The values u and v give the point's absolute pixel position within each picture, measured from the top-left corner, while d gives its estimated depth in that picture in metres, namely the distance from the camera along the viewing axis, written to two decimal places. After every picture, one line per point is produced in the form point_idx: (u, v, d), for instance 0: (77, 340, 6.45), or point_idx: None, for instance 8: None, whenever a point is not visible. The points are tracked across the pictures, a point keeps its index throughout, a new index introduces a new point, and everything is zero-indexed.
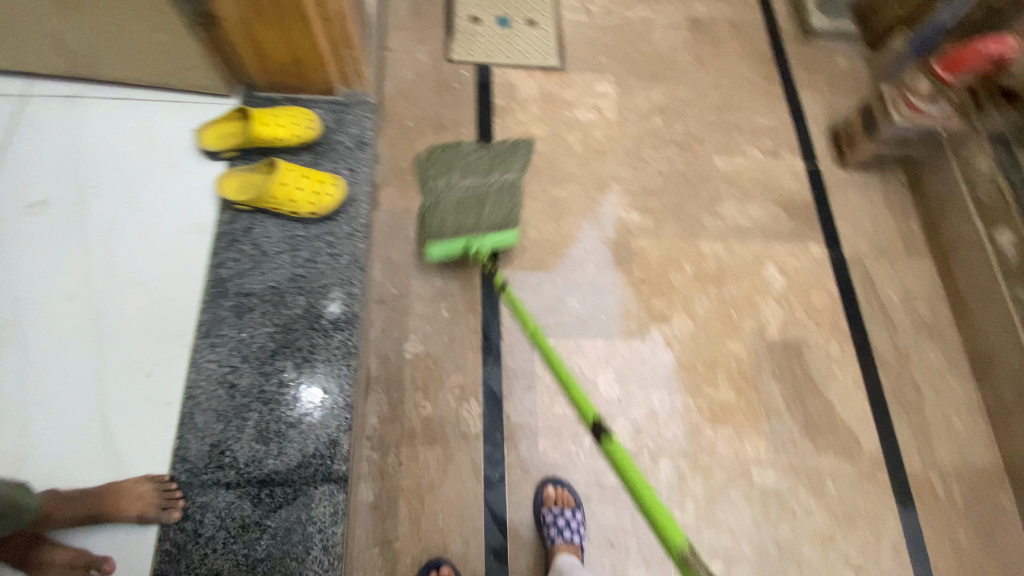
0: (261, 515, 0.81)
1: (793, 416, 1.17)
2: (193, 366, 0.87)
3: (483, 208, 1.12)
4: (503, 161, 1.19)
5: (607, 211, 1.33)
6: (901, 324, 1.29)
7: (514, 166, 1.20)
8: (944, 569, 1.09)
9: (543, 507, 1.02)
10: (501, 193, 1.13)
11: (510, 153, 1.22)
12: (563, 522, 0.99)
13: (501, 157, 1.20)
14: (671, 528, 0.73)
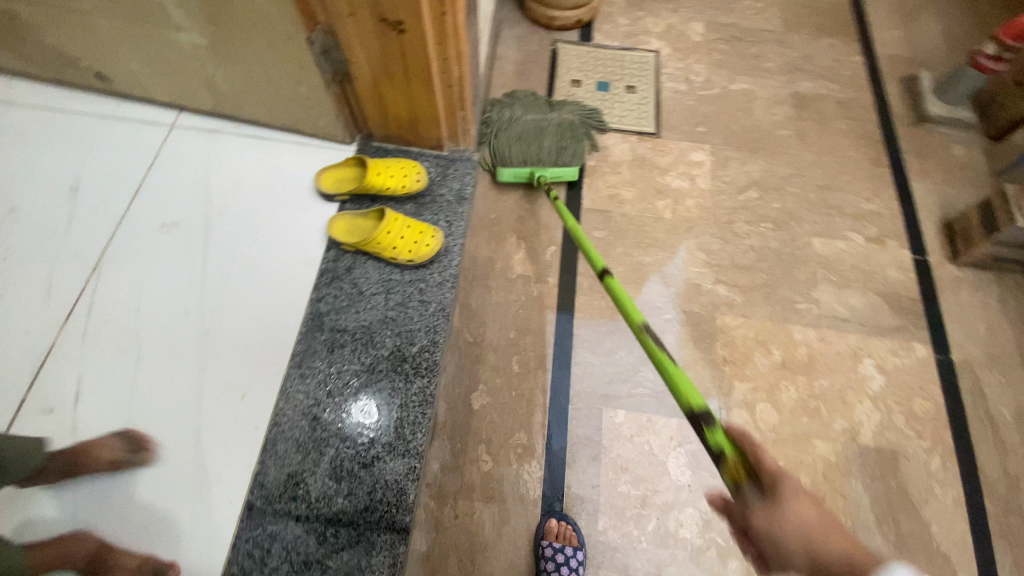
0: (323, 554, 0.82)
1: (880, 534, 1.06)
2: (282, 393, 0.92)
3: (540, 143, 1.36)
4: (557, 109, 1.44)
5: (667, 269, 1.31)
6: (1018, 448, 1.15)
7: (568, 111, 1.44)
8: None
9: (543, 540, 1.00)
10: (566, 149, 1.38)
11: (567, 104, 1.46)
12: (562, 559, 0.97)
13: (558, 106, 1.45)
14: (689, 391, 0.60)
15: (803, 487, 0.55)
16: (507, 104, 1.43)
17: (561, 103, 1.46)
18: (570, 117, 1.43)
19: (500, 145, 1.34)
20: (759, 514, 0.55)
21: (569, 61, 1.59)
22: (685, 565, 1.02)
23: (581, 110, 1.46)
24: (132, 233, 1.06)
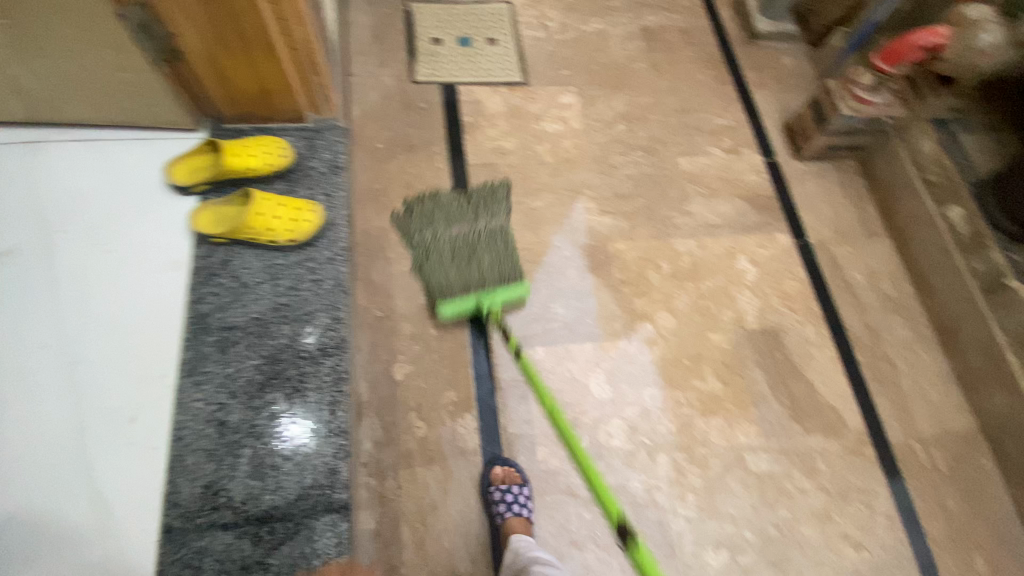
0: (262, 555, 0.78)
1: (778, 401, 1.21)
2: (178, 407, 0.84)
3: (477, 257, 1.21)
4: (485, 208, 1.30)
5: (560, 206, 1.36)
6: (869, 303, 1.35)
7: (497, 212, 1.31)
8: (935, 534, 1.14)
9: (490, 487, 1.03)
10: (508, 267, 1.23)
11: (492, 196, 1.33)
12: (511, 498, 1.00)
13: (483, 202, 1.31)
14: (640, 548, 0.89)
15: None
16: (430, 214, 1.27)
17: (485, 191, 1.33)
18: (501, 219, 1.30)
19: (437, 284, 1.17)
20: None
21: (424, 20, 1.55)
22: (622, 471, 1.11)
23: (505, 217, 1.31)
24: None
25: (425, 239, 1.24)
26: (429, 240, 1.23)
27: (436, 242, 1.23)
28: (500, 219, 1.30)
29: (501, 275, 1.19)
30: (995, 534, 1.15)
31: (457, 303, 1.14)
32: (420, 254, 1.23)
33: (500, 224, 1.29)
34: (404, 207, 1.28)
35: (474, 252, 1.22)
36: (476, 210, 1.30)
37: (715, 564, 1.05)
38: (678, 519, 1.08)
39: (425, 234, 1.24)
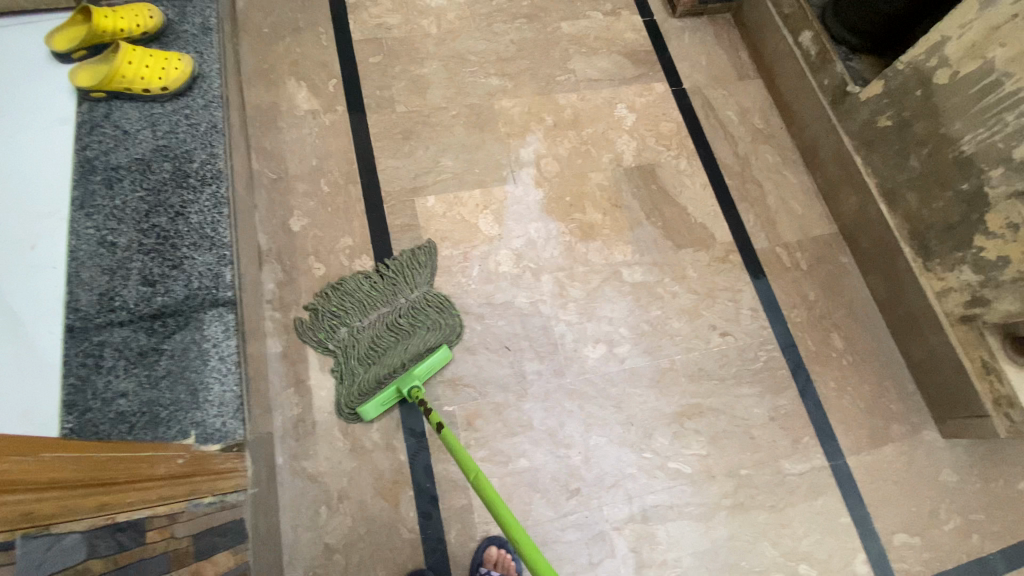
0: (158, 342, 0.88)
1: (653, 223, 1.32)
2: (71, 233, 0.93)
3: (400, 346, 1.10)
4: (407, 278, 1.18)
5: (445, 73, 1.43)
6: (740, 136, 1.46)
7: (420, 283, 1.18)
8: (797, 319, 1.28)
9: None
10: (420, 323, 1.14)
11: (414, 264, 1.20)
12: None
13: (404, 271, 1.19)
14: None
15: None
16: (353, 317, 1.13)
17: (408, 260, 1.21)
18: (424, 290, 1.18)
19: (354, 387, 1.06)
20: None
21: None
22: (509, 290, 1.24)
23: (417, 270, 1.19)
24: None
25: (341, 337, 1.11)
26: (352, 356, 1.10)
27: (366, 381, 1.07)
28: (423, 291, 1.18)
29: (415, 343, 1.11)
30: (849, 314, 1.30)
31: (377, 396, 1.05)
32: (330, 336, 1.12)
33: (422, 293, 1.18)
34: (314, 255, 1.20)
35: (397, 340, 1.11)
36: (397, 288, 1.17)
37: (593, 357, 1.19)
38: (560, 323, 1.22)
39: (340, 329, 1.11)
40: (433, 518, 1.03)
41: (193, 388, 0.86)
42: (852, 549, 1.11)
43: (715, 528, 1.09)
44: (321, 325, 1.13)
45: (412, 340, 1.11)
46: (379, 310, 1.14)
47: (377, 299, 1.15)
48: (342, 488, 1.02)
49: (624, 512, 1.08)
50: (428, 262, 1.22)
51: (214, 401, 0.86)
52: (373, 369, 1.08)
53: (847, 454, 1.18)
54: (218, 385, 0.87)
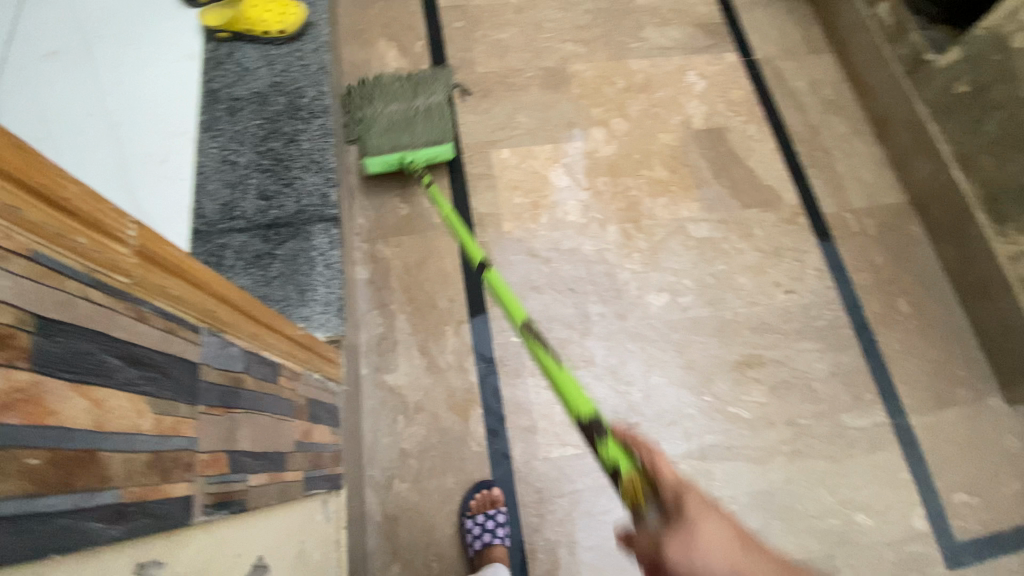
0: (271, 247, 0.99)
1: (719, 183, 1.36)
2: (200, 152, 1.07)
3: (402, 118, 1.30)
4: (425, 89, 1.35)
5: (523, 37, 1.51)
6: (811, 106, 1.48)
7: (436, 89, 1.34)
8: (863, 282, 1.28)
9: (467, 516, 1.01)
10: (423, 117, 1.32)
11: (434, 77, 1.37)
12: (490, 525, 1.00)
13: (424, 83, 1.36)
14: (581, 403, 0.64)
15: (708, 500, 0.51)
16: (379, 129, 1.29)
17: (430, 75, 1.37)
18: (440, 95, 1.34)
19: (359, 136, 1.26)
20: (676, 550, 0.49)
21: None
22: (577, 237, 1.29)
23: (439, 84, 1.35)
24: (9, 62, 1.09)
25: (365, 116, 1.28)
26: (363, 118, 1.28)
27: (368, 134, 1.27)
28: (439, 96, 1.35)
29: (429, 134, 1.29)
30: (918, 280, 1.29)
31: (381, 161, 1.25)
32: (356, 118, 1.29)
33: (435, 99, 1.34)
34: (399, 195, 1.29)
35: (408, 118, 1.30)
36: (414, 89, 1.35)
37: (657, 304, 1.23)
38: (625, 271, 1.26)
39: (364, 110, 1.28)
40: (500, 436, 1.10)
41: (301, 288, 0.96)
42: (909, 503, 1.12)
43: (771, 471, 1.10)
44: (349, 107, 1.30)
45: (422, 121, 1.30)
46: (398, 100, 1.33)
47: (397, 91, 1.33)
48: (419, 401, 1.12)
49: (682, 448, 1.10)
50: (442, 75, 1.37)
51: (318, 301, 0.96)
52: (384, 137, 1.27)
53: (909, 414, 1.18)
54: (322, 287, 0.97)
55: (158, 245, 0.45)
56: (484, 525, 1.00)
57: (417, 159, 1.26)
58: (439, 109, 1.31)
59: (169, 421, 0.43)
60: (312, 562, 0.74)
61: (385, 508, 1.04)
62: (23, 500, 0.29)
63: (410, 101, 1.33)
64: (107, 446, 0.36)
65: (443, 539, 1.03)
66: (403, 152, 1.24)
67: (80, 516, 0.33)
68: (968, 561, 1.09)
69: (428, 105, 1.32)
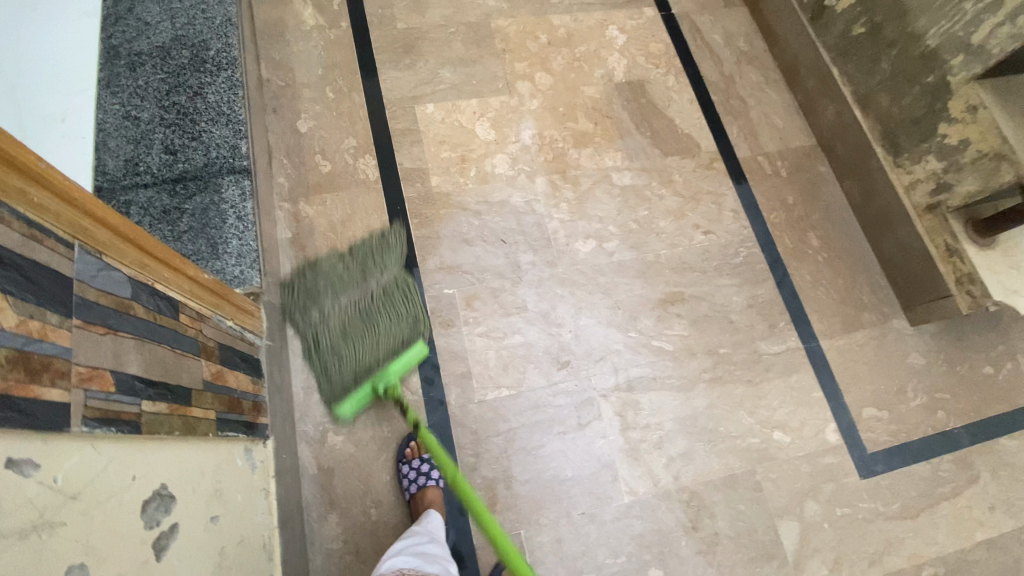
0: (179, 202, 0.96)
1: (641, 133, 1.40)
2: (99, 108, 1.01)
3: (371, 340, 1.08)
4: (374, 263, 1.17)
5: None
6: (726, 58, 1.53)
7: (387, 263, 1.18)
8: (776, 220, 1.35)
9: (404, 461, 1.03)
10: (388, 318, 1.11)
11: (383, 247, 1.20)
12: (426, 471, 1.02)
13: (372, 256, 1.18)
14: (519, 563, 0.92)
15: None
16: (343, 356, 1.07)
17: (373, 243, 1.20)
18: (393, 270, 1.17)
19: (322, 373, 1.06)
20: None
21: None
22: (505, 190, 1.30)
23: (395, 270, 1.18)
24: None
25: (313, 321, 1.09)
26: (329, 358, 1.07)
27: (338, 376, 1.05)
28: (393, 272, 1.18)
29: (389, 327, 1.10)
30: (826, 216, 1.37)
31: (353, 398, 1.04)
32: (304, 324, 1.09)
33: (389, 274, 1.17)
34: (322, 154, 1.27)
35: (368, 320, 1.09)
36: (364, 274, 1.15)
37: (584, 250, 1.27)
38: (553, 220, 1.29)
39: (312, 315, 1.09)
40: (435, 383, 1.11)
41: (213, 242, 0.94)
42: (823, 419, 1.19)
43: (695, 398, 1.16)
44: (295, 313, 1.11)
45: (383, 318, 1.11)
46: (348, 292, 1.13)
47: (345, 282, 1.13)
48: None
49: (611, 382, 1.14)
50: (389, 239, 1.22)
51: (232, 253, 0.94)
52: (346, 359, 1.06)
53: (820, 338, 1.26)
54: (236, 240, 0.95)
55: (16, 147, 0.44)
56: (420, 471, 1.02)
57: (390, 383, 1.05)
58: (407, 297, 1.14)
59: (34, 324, 0.43)
60: (233, 503, 0.74)
61: (320, 462, 1.03)
62: None
63: (360, 287, 1.13)
64: None
65: (380, 486, 1.03)
66: (373, 378, 1.04)
67: None
68: (878, 468, 1.17)
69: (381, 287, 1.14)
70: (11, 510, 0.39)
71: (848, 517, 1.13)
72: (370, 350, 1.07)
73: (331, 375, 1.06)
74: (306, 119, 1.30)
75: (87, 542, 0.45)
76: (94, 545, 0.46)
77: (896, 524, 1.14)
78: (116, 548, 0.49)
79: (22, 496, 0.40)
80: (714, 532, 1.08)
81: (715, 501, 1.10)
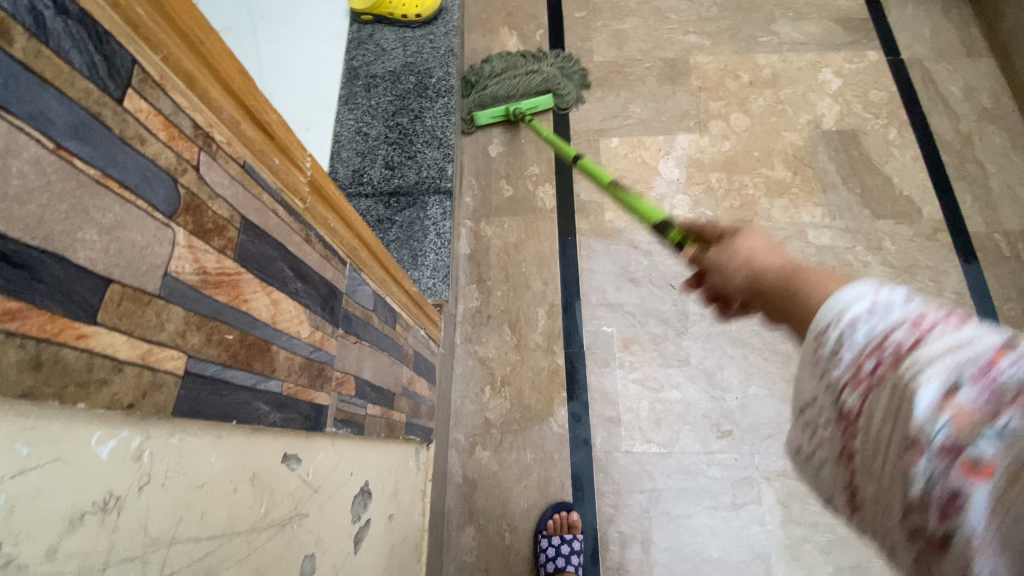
0: (390, 213, 1.06)
1: (849, 189, 1.25)
2: (338, 123, 1.17)
3: (513, 80, 1.38)
4: (535, 58, 1.43)
5: (645, 27, 1.48)
6: (967, 114, 1.31)
7: (545, 61, 1.42)
8: (1014, 313, 1.12)
9: (543, 533, 0.99)
10: (532, 80, 1.38)
11: (560, 65, 1.42)
12: (566, 551, 0.95)
13: (535, 54, 1.44)
14: None
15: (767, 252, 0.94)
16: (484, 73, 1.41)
17: (552, 58, 1.42)
18: (548, 62, 1.42)
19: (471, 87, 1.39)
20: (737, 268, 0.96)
21: None
22: None
23: (557, 62, 1.42)
24: None
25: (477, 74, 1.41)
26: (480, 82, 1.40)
27: (484, 93, 1.39)
28: (546, 66, 1.41)
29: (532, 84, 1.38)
30: None
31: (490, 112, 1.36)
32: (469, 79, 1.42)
33: (547, 66, 1.42)
34: (506, 178, 1.34)
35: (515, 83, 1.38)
36: (534, 61, 1.43)
37: None
38: None
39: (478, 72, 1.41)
40: (583, 421, 1.10)
41: (414, 254, 1.02)
42: None
43: None
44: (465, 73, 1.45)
45: (527, 82, 1.38)
46: (511, 71, 1.41)
47: (508, 60, 1.43)
48: (506, 375, 1.15)
49: (778, 464, 1.03)
50: (564, 60, 1.43)
51: (428, 267, 1.01)
52: (490, 96, 1.37)
53: None
54: (432, 254, 1.03)
55: (325, 179, 0.51)
56: (560, 549, 0.96)
57: (520, 106, 1.33)
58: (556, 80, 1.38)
59: (319, 336, 0.49)
60: (403, 504, 0.79)
61: (466, 473, 1.08)
62: (219, 368, 0.35)
63: (522, 67, 1.41)
64: (276, 342, 0.41)
65: (517, 512, 1.04)
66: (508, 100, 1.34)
67: (253, 393, 0.38)
68: None
69: (538, 71, 1.39)
70: (284, 501, 0.44)
71: None
72: (511, 82, 1.38)
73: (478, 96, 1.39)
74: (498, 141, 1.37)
75: (318, 536, 0.50)
76: (321, 538, 0.51)
77: None
78: (332, 541, 0.54)
79: (287, 490, 0.44)
80: None
81: None
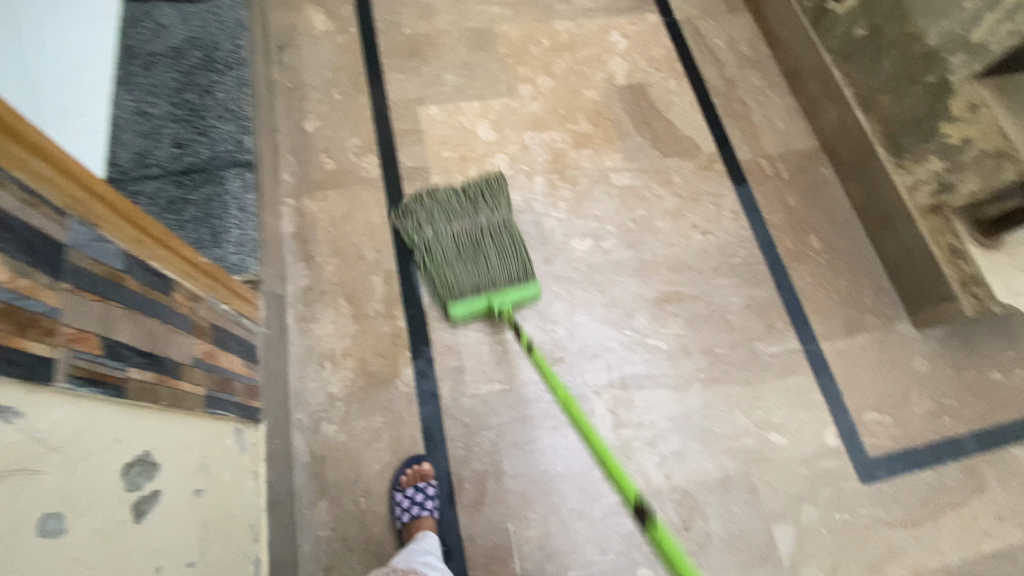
0: (184, 193, 1.00)
1: (641, 135, 1.41)
2: (114, 104, 1.06)
3: (478, 239, 1.18)
4: (487, 200, 1.23)
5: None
6: (729, 63, 1.54)
7: (500, 202, 1.23)
8: (776, 222, 1.34)
9: (398, 488, 1.02)
10: (500, 248, 1.18)
11: (492, 186, 1.25)
12: (423, 497, 1.00)
13: (483, 195, 1.24)
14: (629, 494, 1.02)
15: None
16: (431, 217, 1.21)
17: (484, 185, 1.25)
18: (504, 209, 1.22)
19: (442, 276, 1.15)
20: None
21: None
22: None
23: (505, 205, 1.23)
24: None
25: (426, 236, 1.19)
26: (436, 251, 1.17)
27: (451, 262, 1.16)
28: (503, 213, 1.22)
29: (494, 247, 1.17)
30: (828, 219, 1.36)
31: (467, 302, 1.13)
32: (416, 236, 1.20)
33: (500, 211, 1.22)
34: (326, 153, 1.31)
35: (480, 249, 1.17)
36: (478, 206, 1.23)
37: (581, 248, 1.27)
38: (551, 219, 1.30)
39: (425, 228, 1.19)
40: (428, 376, 1.12)
41: (215, 231, 0.97)
42: (822, 423, 1.17)
43: (690, 397, 1.15)
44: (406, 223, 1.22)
45: (499, 244, 1.18)
46: (461, 222, 1.20)
47: (456, 213, 1.21)
48: (346, 347, 1.13)
49: (604, 379, 1.14)
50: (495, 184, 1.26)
51: (232, 242, 0.97)
52: (461, 281, 1.14)
53: (820, 340, 1.23)
54: (236, 229, 0.98)
55: (10, 113, 0.46)
56: (417, 497, 1.00)
57: (505, 303, 1.12)
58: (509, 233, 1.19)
59: (26, 282, 0.45)
60: (219, 480, 0.76)
61: (313, 449, 1.05)
62: None
63: (476, 223, 1.20)
64: None
65: (371, 476, 1.04)
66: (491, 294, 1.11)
67: None
68: (877, 473, 1.14)
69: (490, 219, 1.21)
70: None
71: (847, 523, 1.10)
72: (477, 249, 1.17)
73: (436, 252, 1.17)
74: (314, 118, 1.34)
75: (66, 494, 0.47)
76: (71, 497, 0.48)
77: (897, 532, 1.10)
78: (94, 505, 0.51)
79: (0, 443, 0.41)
80: (706, 533, 1.06)
81: (708, 502, 1.08)
